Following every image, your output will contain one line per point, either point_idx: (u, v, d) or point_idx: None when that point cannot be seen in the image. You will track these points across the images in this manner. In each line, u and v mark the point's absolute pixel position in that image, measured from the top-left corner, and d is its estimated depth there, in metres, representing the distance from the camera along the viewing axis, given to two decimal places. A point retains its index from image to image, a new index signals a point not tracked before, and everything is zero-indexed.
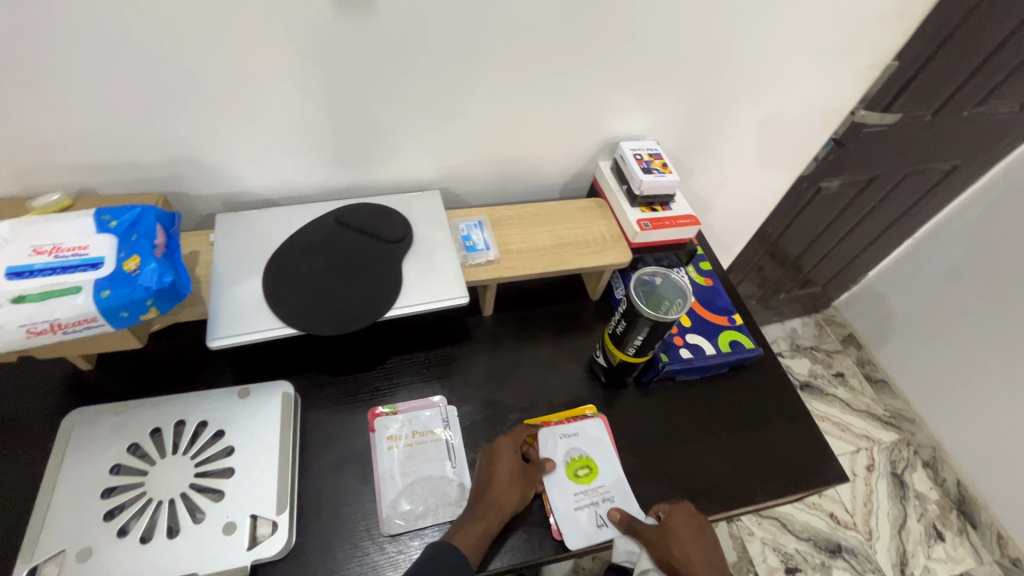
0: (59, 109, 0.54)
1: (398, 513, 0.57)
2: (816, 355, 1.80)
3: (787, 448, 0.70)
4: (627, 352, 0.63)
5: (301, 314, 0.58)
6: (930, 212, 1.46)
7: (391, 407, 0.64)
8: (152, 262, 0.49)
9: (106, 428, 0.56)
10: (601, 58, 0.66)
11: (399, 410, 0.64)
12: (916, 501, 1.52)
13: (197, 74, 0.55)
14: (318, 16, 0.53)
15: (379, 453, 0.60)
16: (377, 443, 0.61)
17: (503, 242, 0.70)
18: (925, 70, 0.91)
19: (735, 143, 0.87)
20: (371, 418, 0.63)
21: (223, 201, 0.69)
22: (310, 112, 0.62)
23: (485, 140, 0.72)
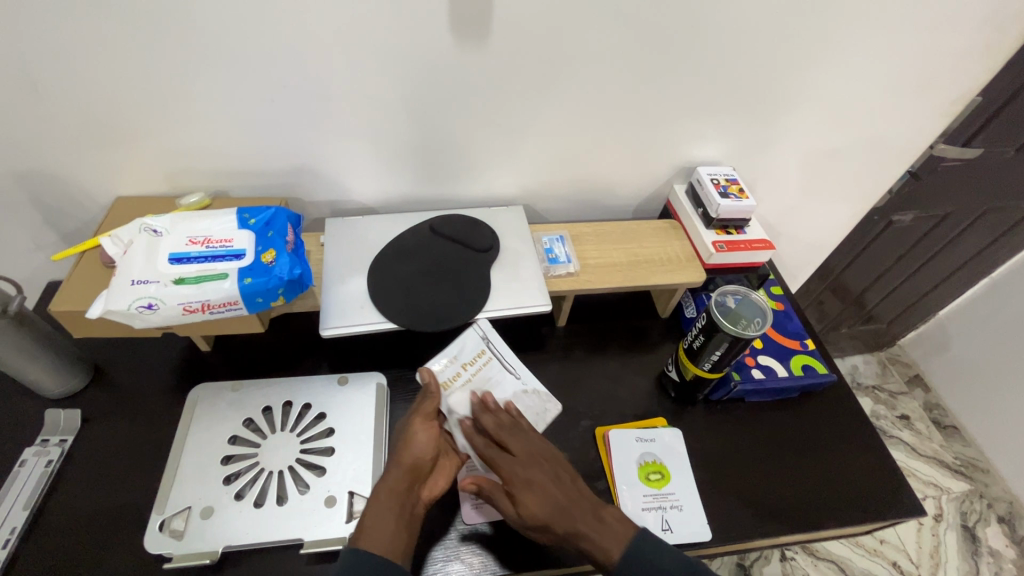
0: (210, 121, 0.63)
1: (478, 503, 0.60)
2: (878, 395, 1.74)
3: (860, 477, 0.69)
4: (702, 366, 0.65)
5: (401, 310, 0.63)
6: (1010, 252, 1.40)
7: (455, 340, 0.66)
8: (285, 256, 0.55)
9: (225, 403, 0.62)
10: (684, 86, 0.70)
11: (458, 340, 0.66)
12: (991, 558, 1.42)
13: (325, 92, 0.63)
14: (435, 45, 0.60)
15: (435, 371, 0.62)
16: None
17: (582, 256, 0.74)
18: (1011, 105, 0.89)
19: (810, 171, 0.88)
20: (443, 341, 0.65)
21: (330, 207, 0.77)
22: (415, 129, 0.69)
23: (569, 161, 0.77)
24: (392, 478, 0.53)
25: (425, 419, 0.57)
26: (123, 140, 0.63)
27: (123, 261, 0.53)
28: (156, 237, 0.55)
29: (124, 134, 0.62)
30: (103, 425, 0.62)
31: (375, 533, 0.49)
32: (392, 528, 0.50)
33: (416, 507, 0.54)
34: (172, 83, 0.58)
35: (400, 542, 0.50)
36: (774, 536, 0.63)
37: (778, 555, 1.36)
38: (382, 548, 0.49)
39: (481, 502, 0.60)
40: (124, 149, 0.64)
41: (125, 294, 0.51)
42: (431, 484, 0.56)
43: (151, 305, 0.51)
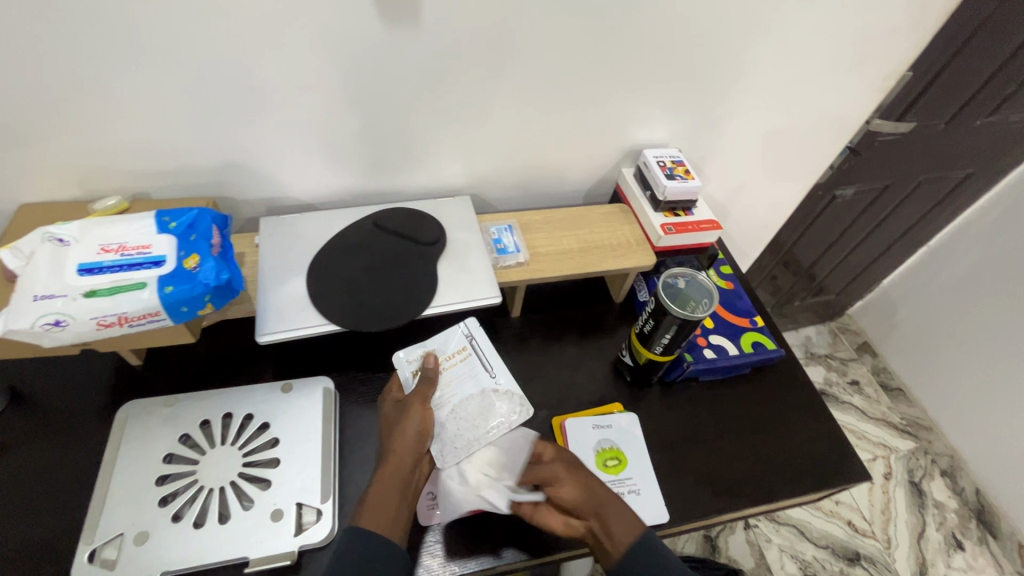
0: (121, 118, 0.58)
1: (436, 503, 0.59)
2: (830, 363, 1.81)
3: (810, 447, 0.71)
4: (653, 350, 0.65)
5: (344, 311, 0.60)
6: (944, 220, 1.47)
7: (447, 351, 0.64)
8: (210, 260, 0.52)
9: (158, 420, 0.59)
10: (627, 68, 0.69)
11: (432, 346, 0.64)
12: (936, 509, 1.52)
13: (248, 83, 0.58)
14: (363, 30, 0.57)
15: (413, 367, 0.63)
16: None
17: (532, 245, 0.73)
18: (940, 79, 0.93)
19: (754, 150, 0.89)
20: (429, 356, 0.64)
21: (265, 205, 0.73)
22: (350, 120, 0.65)
23: (514, 147, 0.75)
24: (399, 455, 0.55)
25: (422, 405, 0.58)
26: (21, 142, 0.57)
27: (24, 275, 0.49)
28: (63, 247, 0.50)
29: (23, 136, 0.57)
30: (22, 454, 0.57)
31: (379, 510, 0.51)
32: (395, 507, 0.52)
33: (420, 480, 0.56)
34: (70, 78, 0.53)
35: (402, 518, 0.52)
36: (730, 512, 0.65)
37: (742, 524, 1.41)
38: (382, 526, 0.51)
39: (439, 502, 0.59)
40: (24, 151, 0.58)
41: (28, 312, 0.46)
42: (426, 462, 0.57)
43: (59, 322, 0.47)
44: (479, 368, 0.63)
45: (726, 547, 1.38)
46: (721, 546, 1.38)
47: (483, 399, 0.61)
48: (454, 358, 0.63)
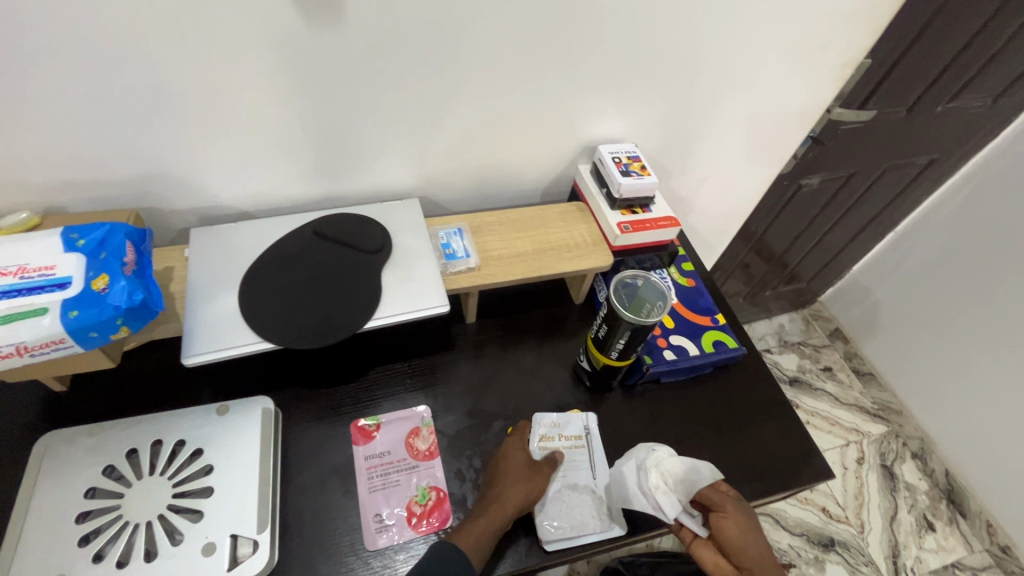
0: (22, 128, 0.53)
1: (384, 527, 0.56)
2: (803, 350, 1.82)
3: (773, 446, 0.70)
4: (610, 356, 0.63)
5: (279, 327, 0.57)
6: (910, 206, 1.47)
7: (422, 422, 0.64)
8: (121, 280, 0.48)
9: (80, 451, 0.54)
10: (576, 61, 0.66)
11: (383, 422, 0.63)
12: (907, 492, 1.54)
13: (162, 86, 0.54)
14: (285, 26, 0.53)
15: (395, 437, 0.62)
16: (364, 453, 0.60)
17: (484, 249, 0.70)
18: (899, 66, 0.92)
19: (714, 143, 0.87)
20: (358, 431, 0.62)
21: (198, 215, 0.68)
22: (282, 122, 0.61)
23: (463, 147, 0.72)
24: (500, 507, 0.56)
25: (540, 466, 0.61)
26: None
27: None
28: None
29: None
30: None
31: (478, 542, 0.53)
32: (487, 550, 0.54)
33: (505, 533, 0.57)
34: None
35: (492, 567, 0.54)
36: None
37: None
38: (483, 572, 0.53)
39: (387, 526, 0.56)
40: None
41: None
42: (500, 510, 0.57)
43: None
44: (587, 463, 0.65)
45: None
46: None
47: (576, 491, 0.62)
48: (575, 441, 0.66)
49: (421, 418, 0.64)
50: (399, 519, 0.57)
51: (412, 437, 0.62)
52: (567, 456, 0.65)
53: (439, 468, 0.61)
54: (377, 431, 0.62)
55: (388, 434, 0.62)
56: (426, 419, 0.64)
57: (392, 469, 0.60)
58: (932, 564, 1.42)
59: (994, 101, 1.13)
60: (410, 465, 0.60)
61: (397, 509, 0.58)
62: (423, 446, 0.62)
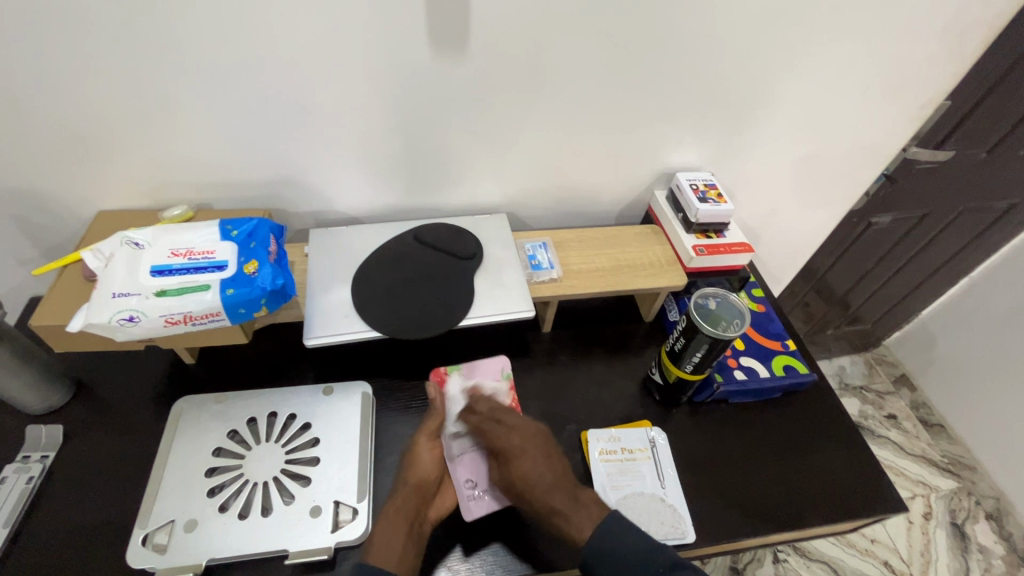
0: (192, 135, 0.63)
1: (476, 495, 0.61)
2: (866, 395, 1.76)
3: (843, 475, 0.70)
4: (684, 369, 0.66)
5: (385, 318, 0.63)
6: (987, 251, 1.43)
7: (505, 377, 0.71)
8: (267, 266, 0.56)
9: (209, 415, 0.62)
10: (662, 93, 0.71)
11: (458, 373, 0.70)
12: (980, 554, 1.44)
13: (306, 103, 0.63)
14: (415, 57, 0.61)
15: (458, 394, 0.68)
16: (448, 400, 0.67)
17: (565, 263, 0.75)
18: (980, 107, 0.92)
19: (787, 176, 0.90)
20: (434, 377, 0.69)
21: (315, 218, 0.77)
22: (398, 140, 0.70)
23: (550, 169, 0.78)
24: (407, 493, 0.57)
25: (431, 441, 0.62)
26: (106, 155, 0.63)
27: (104, 275, 0.54)
28: (138, 250, 0.55)
29: (108, 149, 0.63)
30: (86, 441, 0.62)
31: (389, 546, 0.53)
32: (400, 546, 0.54)
33: (423, 528, 0.57)
34: (153, 96, 0.59)
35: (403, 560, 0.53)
36: (760, 536, 0.64)
37: (770, 557, 1.37)
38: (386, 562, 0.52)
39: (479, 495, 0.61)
40: (107, 163, 0.64)
41: (107, 307, 0.51)
42: (437, 504, 0.59)
43: (132, 318, 0.51)
44: (653, 472, 0.66)
45: None
46: None
47: (642, 498, 0.64)
48: (639, 452, 0.67)
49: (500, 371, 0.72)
50: (490, 487, 0.62)
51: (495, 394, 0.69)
52: (635, 465, 0.66)
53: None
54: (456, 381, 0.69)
55: (465, 389, 0.68)
56: (504, 373, 0.72)
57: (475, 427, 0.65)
58: None
59: None
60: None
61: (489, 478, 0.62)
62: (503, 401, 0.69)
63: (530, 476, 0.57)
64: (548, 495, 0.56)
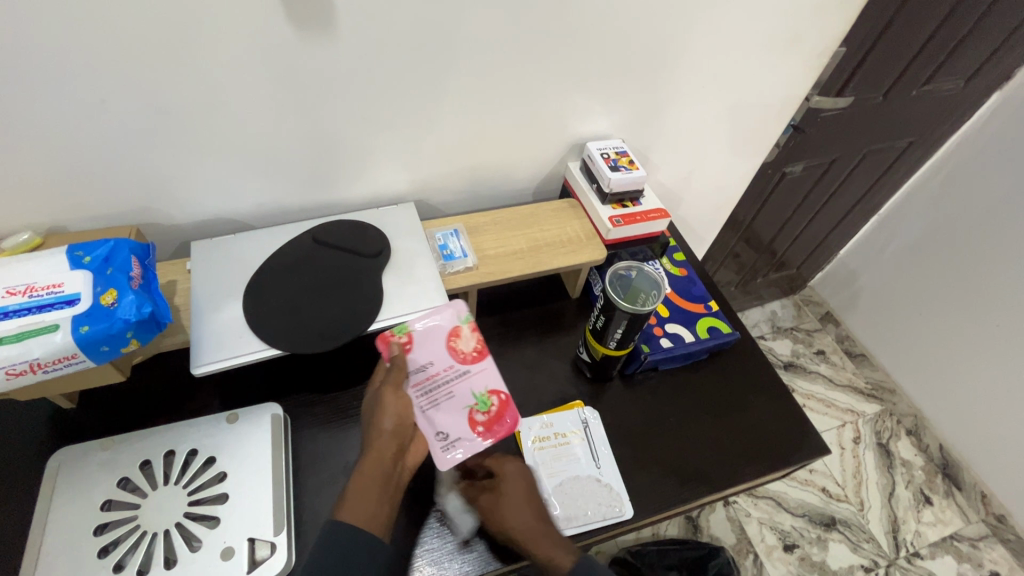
0: (20, 151, 0.54)
1: (451, 445, 0.56)
2: (796, 335, 1.86)
3: (770, 426, 0.72)
4: (609, 345, 0.64)
5: (285, 332, 0.58)
6: (893, 188, 1.51)
7: (402, 332, 0.59)
8: (130, 294, 0.49)
9: (93, 464, 0.55)
10: (562, 60, 0.67)
11: (410, 332, 0.60)
12: (903, 468, 1.58)
13: (157, 102, 0.55)
14: (274, 40, 0.54)
15: (422, 346, 0.59)
16: (413, 366, 0.58)
17: (480, 248, 0.71)
18: (874, 50, 0.94)
19: (699, 135, 0.89)
20: (381, 344, 0.59)
21: (197, 229, 0.69)
22: (277, 133, 0.62)
23: (455, 150, 0.73)
24: (381, 446, 0.53)
25: (397, 390, 0.56)
26: None
27: None
28: None
29: None
30: None
31: (360, 502, 0.51)
32: (374, 504, 0.51)
33: (402, 476, 0.54)
34: None
35: (384, 513, 0.51)
36: (695, 499, 0.65)
37: (722, 502, 1.45)
38: (361, 519, 0.50)
39: (454, 442, 0.55)
40: None
41: None
42: (415, 449, 0.56)
43: None
44: (588, 453, 0.66)
45: (708, 525, 1.41)
46: (703, 525, 1.42)
47: (579, 482, 0.63)
48: (571, 435, 0.67)
49: (455, 317, 0.61)
50: (465, 432, 0.56)
51: (453, 342, 0.60)
52: (568, 449, 0.65)
53: (489, 369, 0.59)
54: (410, 340, 0.59)
55: (428, 350, 0.59)
56: (462, 317, 0.61)
57: (439, 379, 0.58)
58: (931, 537, 1.46)
59: (967, 82, 1.17)
60: (458, 371, 0.59)
61: (460, 424, 0.57)
62: (467, 347, 0.60)
63: (508, 518, 0.56)
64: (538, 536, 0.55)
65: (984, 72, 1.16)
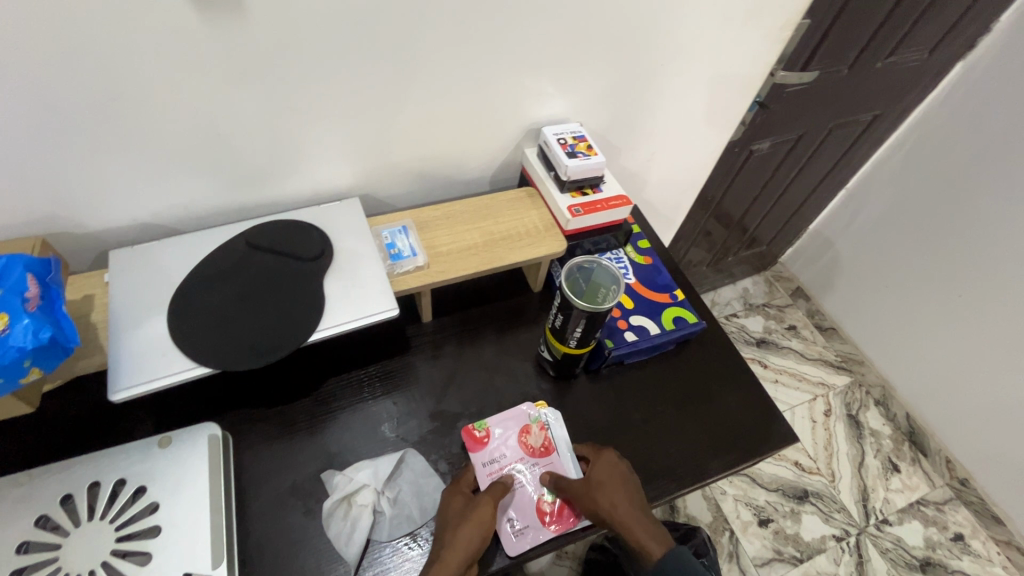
0: None
1: (521, 531, 0.58)
2: (768, 311, 1.87)
3: (738, 416, 0.70)
4: (569, 344, 0.61)
5: (214, 349, 0.53)
6: (859, 161, 1.50)
7: (483, 425, 0.63)
8: (24, 318, 0.44)
9: (7, 503, 0.50)
10: (512, 40, 0.63)
11: (491, 425, 0.63)
12: (872, 438, 1.61)
13: (49, 98, 0.48)
14: (177, 23, 0.47)
15: (494, 440, 0.63)
16: (483, 460, 0.61)
17: (432, 245, 0.66)
18: (838, 22, 0.91)
19: (661, 115, 0.85)
20: (468, 435, 0.62)
21: (118, 236, 0.63)
22: (198, 129, 0.56)
23: (400, 140, 0.68)
24: (465, 552, 0.52)
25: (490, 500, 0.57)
26: None
27: None
28: None
29: None
30: None
31: None
32: None
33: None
34: None
35: None
36: (663, 497, 0.63)
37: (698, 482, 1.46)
38: None
39: (523, 530, 0.58)
40: None
41: None
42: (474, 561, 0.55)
43: None
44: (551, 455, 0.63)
45: (685, 505, 1.42)
46: (680, 505, 1.43)
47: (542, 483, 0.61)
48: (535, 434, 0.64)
49: (527, 415, 0.65)
50: (534, 522, 0.59)
51: (525, 437, 0.63)
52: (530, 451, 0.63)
53: (558, 464, 0.63)
54: (486, 436, 0.63)
55: (501, 440, 0.63)
56: (533, 415, 0.65)
57: (511, 470, 0.61)
58: (899, 504, 1.49)
59: (931, 53, 1.15)
60: (530, 467, 0.62)
61: (529, 512, 0.59)
62: (537, 441, 0.63)
63: (613, 499, 0.58)
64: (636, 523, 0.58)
65: (948, 42, 1.15)
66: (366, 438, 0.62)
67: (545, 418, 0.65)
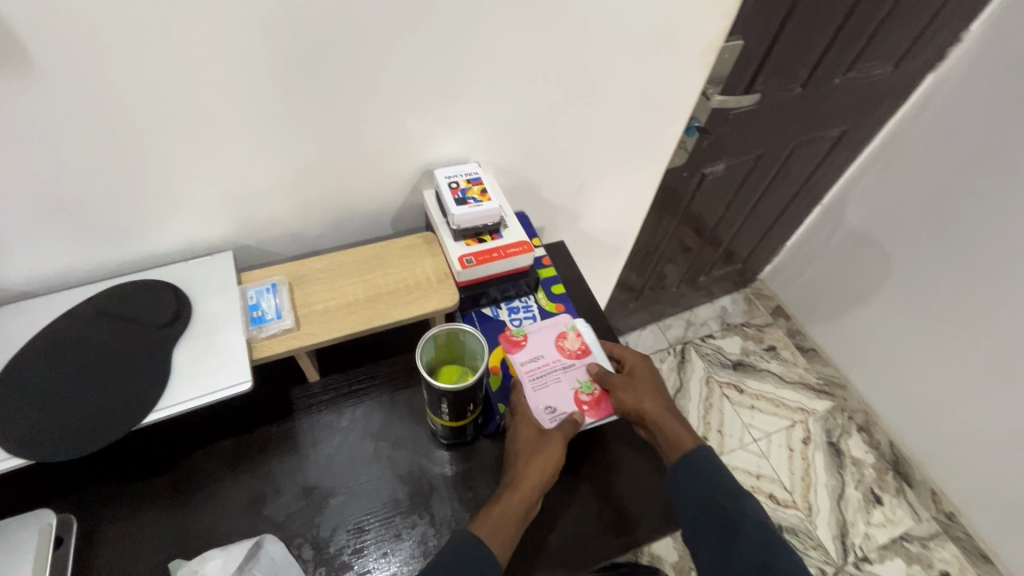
0: None
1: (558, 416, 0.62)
2: (747, 331, 1.79)
3: (651, 485, 0.64)
4: (444, 418, 0.57)
5: (37, 436, 0.48)
6: (832, 176, 1.42)
7: (521, 331, 0.67)
8: None
9: None
10: (382, 83, 0.57)
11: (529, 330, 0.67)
12: (853, 467, 1.53)
13: None
14: None
15: (537, 342, 0.67)
16: (522, 359, 0.65)
17: (305, 303, 0.61)
18: (779, 41, 0.84)
19: (580, 148, 0.79)
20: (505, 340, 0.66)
21: None
22: (25, 191, 0.52)
23: (274, 190, 0.63)
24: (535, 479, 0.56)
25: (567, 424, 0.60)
26: None
27: None
28: None
29: None
30: None
31: (502, 521, 0.54)
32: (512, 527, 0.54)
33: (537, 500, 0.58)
34: None
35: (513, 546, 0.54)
36: None
37: None
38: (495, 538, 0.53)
39: (559, 412, 0.62)
40: None
41: None
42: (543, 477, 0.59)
43: None
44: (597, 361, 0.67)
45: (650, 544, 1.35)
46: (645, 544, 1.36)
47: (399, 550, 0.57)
48: (569, 339, 0.68)
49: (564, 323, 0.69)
50: (572, 408, 0.63)
51: (562, 340, 0.67)
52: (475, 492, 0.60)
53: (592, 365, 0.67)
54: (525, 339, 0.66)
55: (542, 346, 0.66)
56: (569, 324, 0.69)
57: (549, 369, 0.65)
58: (881, 539, 1.41)
59: (895, 66, 1.08)
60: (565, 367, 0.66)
61: (566, 400, 0.63)
62: (573, 347, 0.67)
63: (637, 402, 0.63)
64: (670, 420, 0.63)
65: (913, 54, 1.07)
66: (227, 521, 0.57)
67: (580, 327, 0.69)
